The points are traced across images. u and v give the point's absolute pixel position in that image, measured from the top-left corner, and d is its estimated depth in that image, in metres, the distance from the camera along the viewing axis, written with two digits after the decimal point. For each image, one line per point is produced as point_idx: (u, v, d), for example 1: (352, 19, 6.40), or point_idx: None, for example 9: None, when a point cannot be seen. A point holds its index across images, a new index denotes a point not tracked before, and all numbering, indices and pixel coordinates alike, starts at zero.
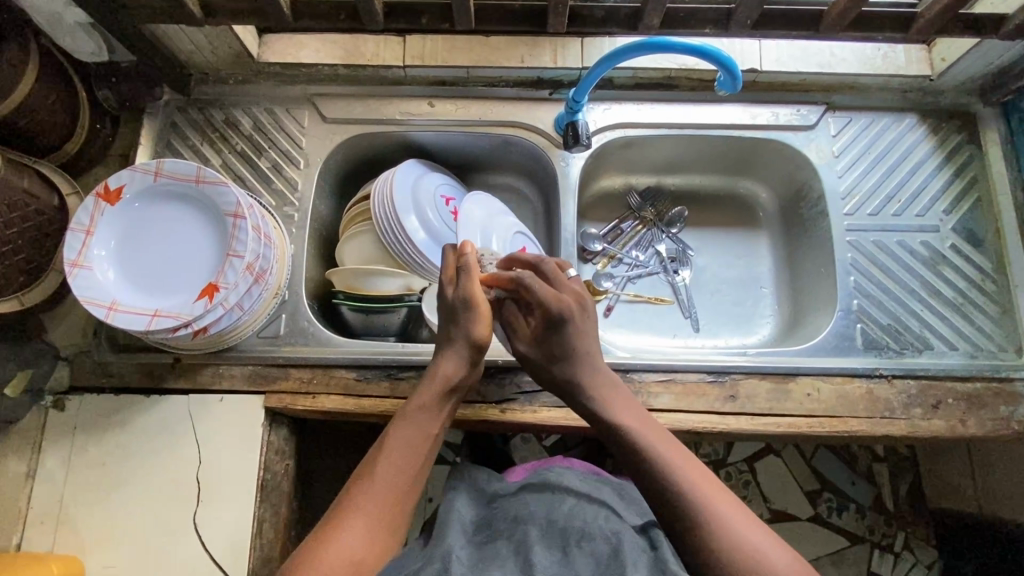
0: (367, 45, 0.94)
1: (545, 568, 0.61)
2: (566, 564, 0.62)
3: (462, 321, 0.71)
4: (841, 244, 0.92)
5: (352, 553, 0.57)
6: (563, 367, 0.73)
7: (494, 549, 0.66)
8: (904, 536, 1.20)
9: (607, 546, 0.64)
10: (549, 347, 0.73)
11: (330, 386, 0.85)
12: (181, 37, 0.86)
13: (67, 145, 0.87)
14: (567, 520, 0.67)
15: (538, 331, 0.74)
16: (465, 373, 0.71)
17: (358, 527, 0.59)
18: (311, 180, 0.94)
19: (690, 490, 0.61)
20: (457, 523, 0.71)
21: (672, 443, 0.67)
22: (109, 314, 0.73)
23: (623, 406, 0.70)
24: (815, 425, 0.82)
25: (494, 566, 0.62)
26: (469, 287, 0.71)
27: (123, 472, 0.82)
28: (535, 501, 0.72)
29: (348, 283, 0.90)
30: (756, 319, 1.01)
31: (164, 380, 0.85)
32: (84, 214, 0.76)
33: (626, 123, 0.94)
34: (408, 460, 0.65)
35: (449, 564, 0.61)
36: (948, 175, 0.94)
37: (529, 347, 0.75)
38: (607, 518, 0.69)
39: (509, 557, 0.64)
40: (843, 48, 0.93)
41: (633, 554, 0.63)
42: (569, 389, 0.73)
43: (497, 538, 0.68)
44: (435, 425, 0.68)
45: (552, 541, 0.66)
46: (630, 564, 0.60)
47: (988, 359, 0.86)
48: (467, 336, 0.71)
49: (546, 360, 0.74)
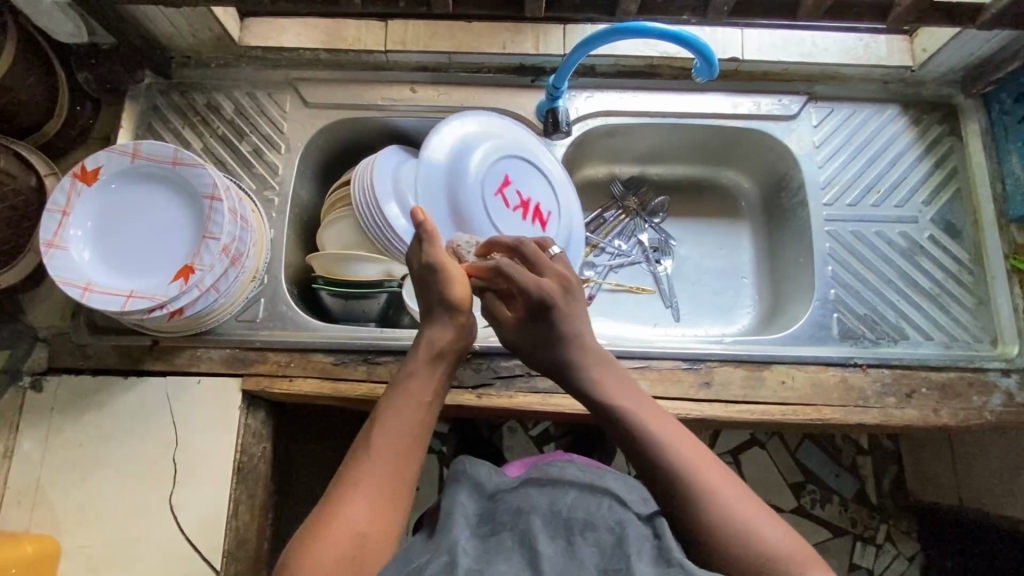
0: (349, 30, 0.94)
1: (552, 563, 0.53)
2: (572, 560, 0.54)
3: (433, 287, 0.69)
4: (820, 234, 0.92)
5: (355, 526, 0.56)
6: (554, 351, 0.71)
7: (497, 542, 0.57)
8: (886, 528, 1.21)
9: (613, 537, 0.57)
10: (537, 334, 0.72)
11: (308, 370, 0.85)
12: (159, 18, 0.86)
13: (45, 127, 0.87)
14: (569, 510, 0.60)
15: (522, 320, 0.73)
16: (452, 336, 0.69)
17: (361, 500, 0.58)
18: (292, 164, 0.93)
19: (682, 463, 0.62)
20: (458, 516, 0.61)
21: (667, 421, 0.67)
22: (84, 295, 0.73)
23: (609, 380, 0.70)
24: (789, 413, 0.82)
25: (498, 560, 0.54)
26: (433, 252, 0.68)
27: (100, 453, 0.82)
28: (537, 491, 0.63)
29: (328, 268, 0.90)
30: (736, 309, 1.02)
31: (142, 362, 0.85)
32: (60, 194, 0.76)
33: (607, 110, 0.94)
34: (405, 430, 0.63)
35: (455, 557, 0.53)
36: (928, 166, 0.94)
37: (515, 335, 0.74)
38: (613, 506, 0.60)
39: (513, 549, 0.55)
40: (825, 38, 0.93)
41: (640, 544, 0.56)
42: (560, 371, 0.71)
43: (500, 529, 0.58)
44: (427, 392, 0.66)
45: (556, 532, 0.57)
46: (638, 557, 0.54)
47: (963, 349, 0.87)
48: (443, 299, 0.69)
49: (532, 346, 0.73)
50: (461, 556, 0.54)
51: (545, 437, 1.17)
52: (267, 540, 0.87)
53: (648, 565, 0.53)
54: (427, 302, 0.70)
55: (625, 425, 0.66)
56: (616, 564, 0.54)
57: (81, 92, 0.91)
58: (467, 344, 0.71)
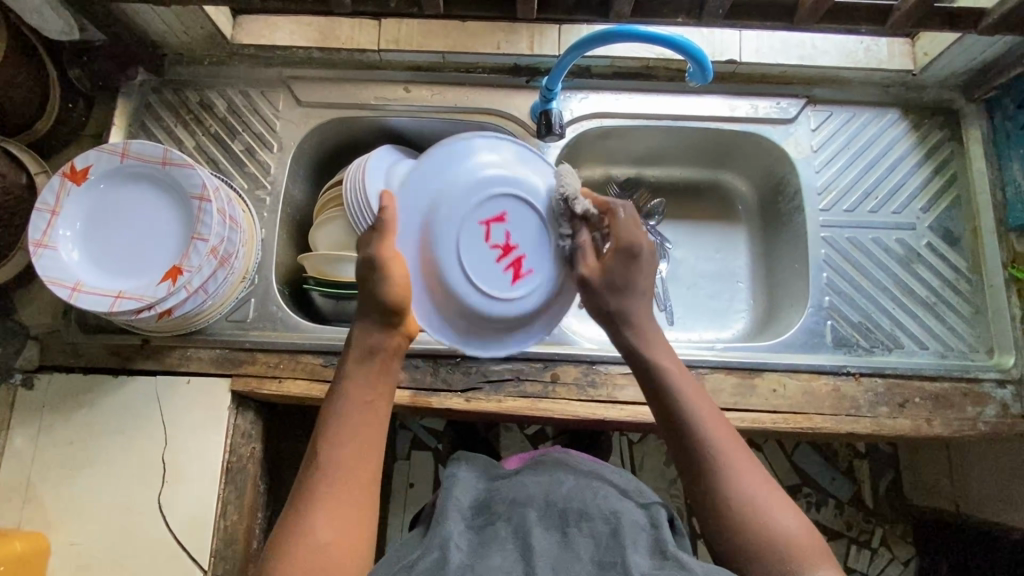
0: (342, 27, 0.92)
1: (547, 552, 0.59)
2: (566, 546, 0.60)
3: (370, 284, 0.64)
4: (815, 240, 0.91)
5: (324, 537, 0.57)
6: (621, 298, 0.68)
7: (493, 531, 0.62)
8: (881, 532, 1.20)
9: (608, 528, 0.62)
10: (612, 278, 0.68)
11: (297, 371, 0.85)
12: (151, 16, 0.85)
13: (37, 124, 0.87)
14: (566, 501, 0.65)
15: (606, 262, 0.68)
16: (382, 334, 0.66)
17: (324, 511, 0.58)
18: (284, 163, 0.93)
19: (716, 449, 0.63)
20: (454, 509, 0.66)
21: (707, 400, 0.67)
22: (72, 295, 0.73)
23: (657, 341, 0.69)
24: (779, 422, 0.81)
25: (493, 552, 0.59)
26: (376, 248, 0.64)
27: (89, 451, 0.82)
28: (532, 482, 0.69)
29: (319, 269, 0.90)
30: (731, 313, 1.01)
31: (132, 361, 0.85)
32: (49, 193, 0.76)
33: (602, 112, 0.93)
34: (348, 436, 0.62)
35: (446, 554, 0.58)
36: (927, 171, 0.93)
37: (591, 274, 0.68)
38: (607, 497, 0.67)
39: (508, 539, 0.61)
40: (825, 40, 0.91)
41: (633, 535, 0.61)
42: (619, 319, 0.69)
43: (495, 520, 0.64)
44: (367, 391, 0.65)
45: (551, 523, 0.63)
46: (631, 548, 0.59)
47: (958, 358, 0.86)
48: (377, 303, 0.64)
49: (603, 283, 0.68)
50: (454, 552, 0.58)
51: (540, 437, 1.16)
52: (256, 539, 0.87)
53: (642, 557, 0.58)
54: (364, 302, 0.66)
55: (665, 398, 0.66)
56: (609, 556, 0.58)
57: (74, 89, 0.91)
58: (405, 339, 0.67)
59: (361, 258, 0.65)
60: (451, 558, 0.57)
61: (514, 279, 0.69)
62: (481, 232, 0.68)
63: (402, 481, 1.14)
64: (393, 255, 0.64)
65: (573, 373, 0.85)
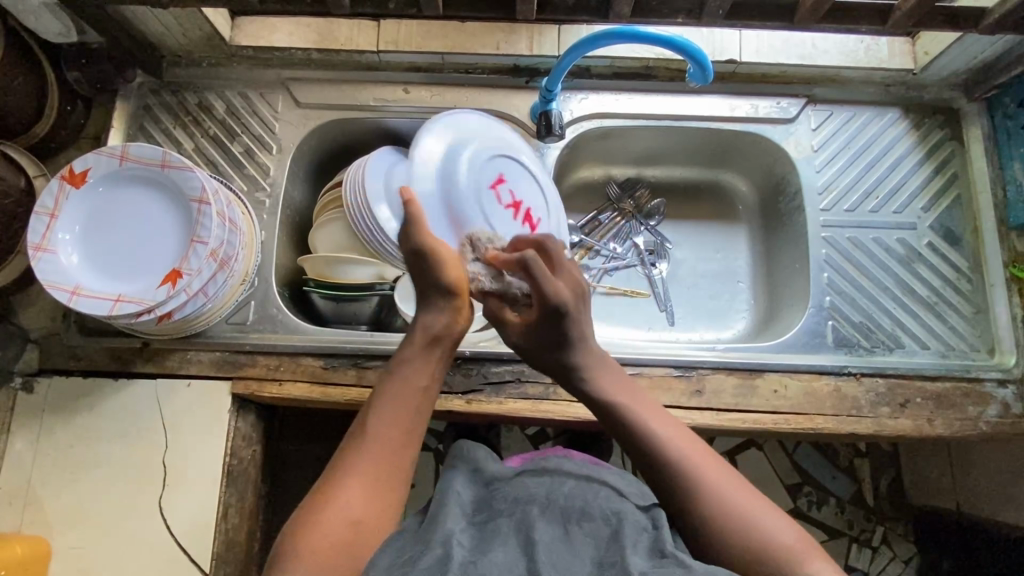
0: (341, 29, 0.92)
1: (548, 549, 0.58)
2: (567, 544, 0.59)
3: (424, 269, 0.67)
4: (816, 240, 0.91)
5: (351, 514, 0.57)
6: (559, 352, 0.70)
7: (494, 527, 0.62)
8: (882, 530, 1.20)
9: (609, 529, 0.61)
10: (545, 337, 0.69)
11: (297, 374, 0.85)
12: (149, 18, 0.84)
13: (34, 128, 0.86)
14: (567, 500, 0.64)
15: (530, 323, 0.70)
16: (446, 322, 0.68)
17: (357, 487, 0.59)
18: (284, 165, 0.93)
19: (691, 469, 0.63)
20: (454, 505, 0.66)
21: (667, 421, 0.67)
22: (72, 298, 0.73)
23: (608, 378, 0.70)
24: (780, 422, 0.81)
25: (493, 549, 0.58)
26: (422, 236, 0.66)
27: (90, 455, 0.82)
28: (533, 481, 0.68)
29: (319, 271, 0.90)
30: (732, 313, 1.01)
31: (132, 364, 0.85)
32: (49, 197, 0.76)
33: (602, 113, 0.93)
34: (397, 415, 0.63)
35: (448, 551, 0.56)
36: (928, 170, 0.92)
37: (522, 338, 0.71)
38: (608, 496, 0.66)
39: (509, 535, 0.60)
40: (825, 40, 0.91)
41: (634, 536, 0.60)
42: (564, 369, 0.70)
43: (497, 516, 0.64)
44: (424, 377, 0.66)
45: (553, 519, 0.62)
46: (632, 547, 0.58)
47: (959, 358, 0.86)
48: (438, 287, 0.67)
49: (536, 344, 0.70)
50: (456, 549, 0.57)
51: (541, 438, 1.16)
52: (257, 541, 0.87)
53: (641, 558, 0.57)
54: (422, 288, 0.68)
55: (622, 430, 0.67)
56: (609, 556, 0.58)
57: (72, 92, 0.90)
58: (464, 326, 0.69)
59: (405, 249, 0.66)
60: (454, 557, 0.56)
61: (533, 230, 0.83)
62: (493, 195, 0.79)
63: None
64: (437, 243, 0.66)
65: None
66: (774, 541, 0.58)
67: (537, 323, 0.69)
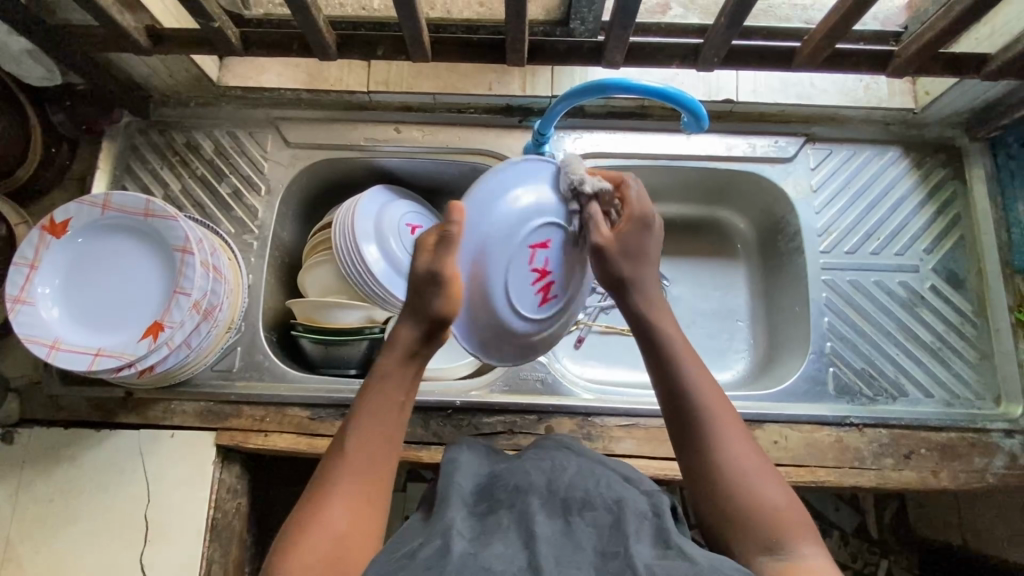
0: (331, 69, 0.91)
1: (548, 543, 0.52)
2: (568, 535, 0.54)
3: (426, 296, 0.63)
4: (816, 284, 0.89)
5: (336, 528, 0.54)
6: (630, 266, 0.66)
7: (494, 520, 0.56)
8: (887, 564, 1.17)
9: (610, 517, 0.55)
10: (626, 245, 0.66)
11: (283, 425, 0.83)
12: (134, 61, 0.83)
13: (17, 171, 0.84)
14: (568, 489, 0.58)
15: (619, 231, 0.67)
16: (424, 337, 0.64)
17: (340, 501, 0.56)
18: (272, 207, 0.91)
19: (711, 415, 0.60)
20: (456, 495, 0.59)
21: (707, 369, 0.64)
22: (51, 353, 0.71)
23: (662, 308, 0.67)
24: (780, 475, 0.79)
25: (494, 540, 0.53)
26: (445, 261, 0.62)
27: (70, 509, 0.80)
28: (533, 466, 0.61)
29: (307, 314, 0.88)
30: (731, 354, 0.98)
31: (115, 414, 0.83)
32: (28, 247, 0.74)
33: (597, 152, 0.91)
34: (376, 432, 0.60)
35: (447, 543, 0.51)
36: (930, 212, 0.90)
37: (608, 242, 0.66)
38: (610, 481, 0.59)
39: (509, 529, 0.54)
40: (823, 79, 0.89)
41: (637, 524, 0.54)
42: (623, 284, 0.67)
43: (497, 508, 0.57)
44: (401, 393, 0.63)
45: (554, 511, 0.56)
46: (635, 538, 0.52)
47: (964, 407, 0.83)
48: (429, 311, 0.63)
49: (618, 251, 0.66)
50: (456, 541, 0.52)
51: None
52: None
53: (645, 548, 0.52)
54: (413, 308, 0.64)
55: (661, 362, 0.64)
56: (612, 546, 0.52)
57: (57, 134, 0.89)
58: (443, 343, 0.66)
59: (417, 273, 0.63)
60: (452, 549, 0.51)
61: (542, 301, 0.69)
62: (530, 255, 0.67)
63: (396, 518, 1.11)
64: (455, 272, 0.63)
65: (568, 426, 0.82)
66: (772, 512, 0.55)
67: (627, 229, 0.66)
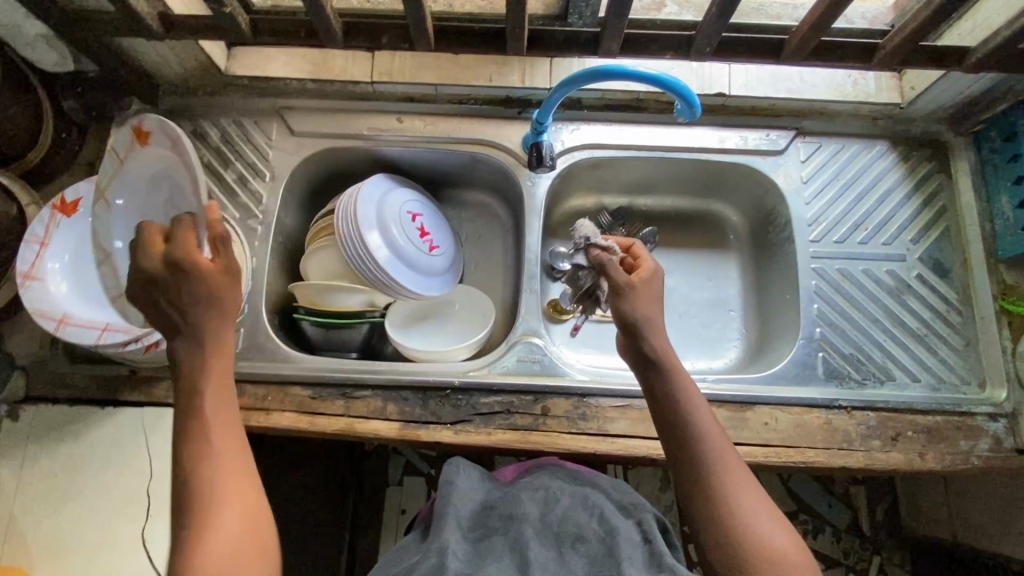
0: (336, 60, 0.93)
1: (542, 565, 0.61)
2: (562, 563, 0.62)
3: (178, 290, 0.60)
4: (806, 272, 0.91)
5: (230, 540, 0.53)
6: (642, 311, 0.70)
7: (488, 545, 0.64)
8: (879, 560, 1.19)
9: (602, 547, 0.63)
10: (649, 294, 0.72)
11: (285, 404, 0.84)
12: (145, 48, 0.85)
13: (28, 155, 0.86)
14: (561, 524, 0.67)
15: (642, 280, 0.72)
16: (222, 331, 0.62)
17: (224, 517, 0.54)
18: (277, 193, 0.93)
19: (717, 460, 0.63)
20: (453, 516, 0.68)
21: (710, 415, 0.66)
22: (60, 326, 0.73)
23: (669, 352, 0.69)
24: (770, 455, 0.80)
25: (489, 560, 0.61)
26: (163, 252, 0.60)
27: (71, 485, 0.81)
28: (528, 496, 0.70)
29: (309, 298, 0.90)
30: (723, 343, 1.00)
31: (119, 391, 0.85)
32: (39, 225, 0.77)
33: (593, 144, 0.94)
34: (227, 433, 0.59)
35: (444, 559, 0.60)
36: (917, 203, 0.93)
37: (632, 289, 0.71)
38: (603, 516, 0.68)
39: (505, 552, 0.63)
40: (812, 74, 0.92)
41: (630, 550, 0.62)
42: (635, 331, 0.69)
43: (492, 534, 0.66)
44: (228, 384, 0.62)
45: (548, 542, 0.65)
46: (627, 562, 0.60)
47: (951, 392, 0.85)
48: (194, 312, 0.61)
49: (639, 296, 0.71)
50: (451, 559, 0.60)
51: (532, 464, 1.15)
52: None
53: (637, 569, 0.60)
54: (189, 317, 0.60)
55: (670, 408, 0.66)
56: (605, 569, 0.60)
57: (67, 120, 0.91)
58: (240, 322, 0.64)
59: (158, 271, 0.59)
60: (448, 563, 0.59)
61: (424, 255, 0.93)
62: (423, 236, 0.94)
63: (393, 508, 1.13)
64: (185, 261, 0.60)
65: (564, 406, 0.84)
66: (772, 554, 0.58)
67: (644, 279, 0.73)
